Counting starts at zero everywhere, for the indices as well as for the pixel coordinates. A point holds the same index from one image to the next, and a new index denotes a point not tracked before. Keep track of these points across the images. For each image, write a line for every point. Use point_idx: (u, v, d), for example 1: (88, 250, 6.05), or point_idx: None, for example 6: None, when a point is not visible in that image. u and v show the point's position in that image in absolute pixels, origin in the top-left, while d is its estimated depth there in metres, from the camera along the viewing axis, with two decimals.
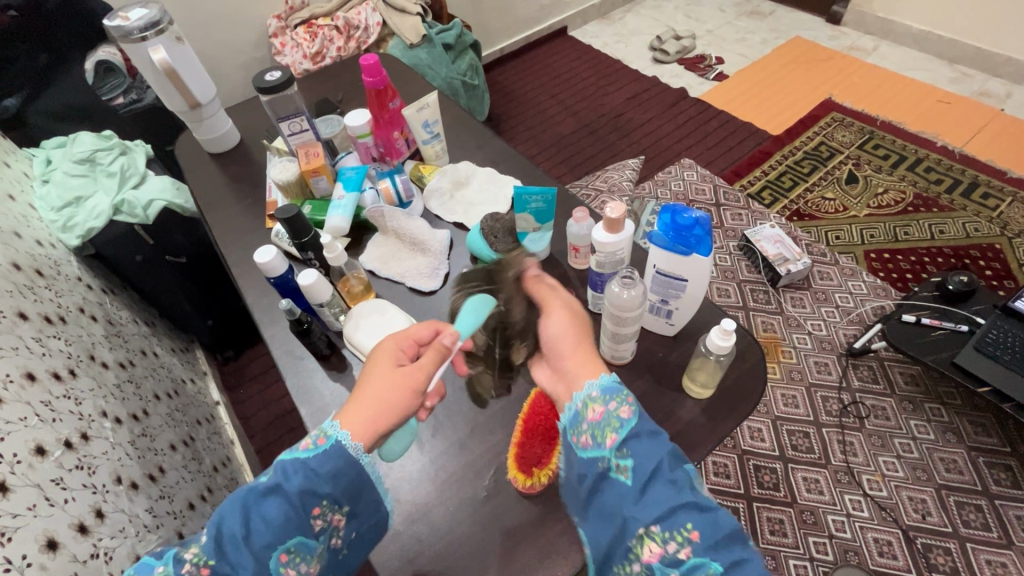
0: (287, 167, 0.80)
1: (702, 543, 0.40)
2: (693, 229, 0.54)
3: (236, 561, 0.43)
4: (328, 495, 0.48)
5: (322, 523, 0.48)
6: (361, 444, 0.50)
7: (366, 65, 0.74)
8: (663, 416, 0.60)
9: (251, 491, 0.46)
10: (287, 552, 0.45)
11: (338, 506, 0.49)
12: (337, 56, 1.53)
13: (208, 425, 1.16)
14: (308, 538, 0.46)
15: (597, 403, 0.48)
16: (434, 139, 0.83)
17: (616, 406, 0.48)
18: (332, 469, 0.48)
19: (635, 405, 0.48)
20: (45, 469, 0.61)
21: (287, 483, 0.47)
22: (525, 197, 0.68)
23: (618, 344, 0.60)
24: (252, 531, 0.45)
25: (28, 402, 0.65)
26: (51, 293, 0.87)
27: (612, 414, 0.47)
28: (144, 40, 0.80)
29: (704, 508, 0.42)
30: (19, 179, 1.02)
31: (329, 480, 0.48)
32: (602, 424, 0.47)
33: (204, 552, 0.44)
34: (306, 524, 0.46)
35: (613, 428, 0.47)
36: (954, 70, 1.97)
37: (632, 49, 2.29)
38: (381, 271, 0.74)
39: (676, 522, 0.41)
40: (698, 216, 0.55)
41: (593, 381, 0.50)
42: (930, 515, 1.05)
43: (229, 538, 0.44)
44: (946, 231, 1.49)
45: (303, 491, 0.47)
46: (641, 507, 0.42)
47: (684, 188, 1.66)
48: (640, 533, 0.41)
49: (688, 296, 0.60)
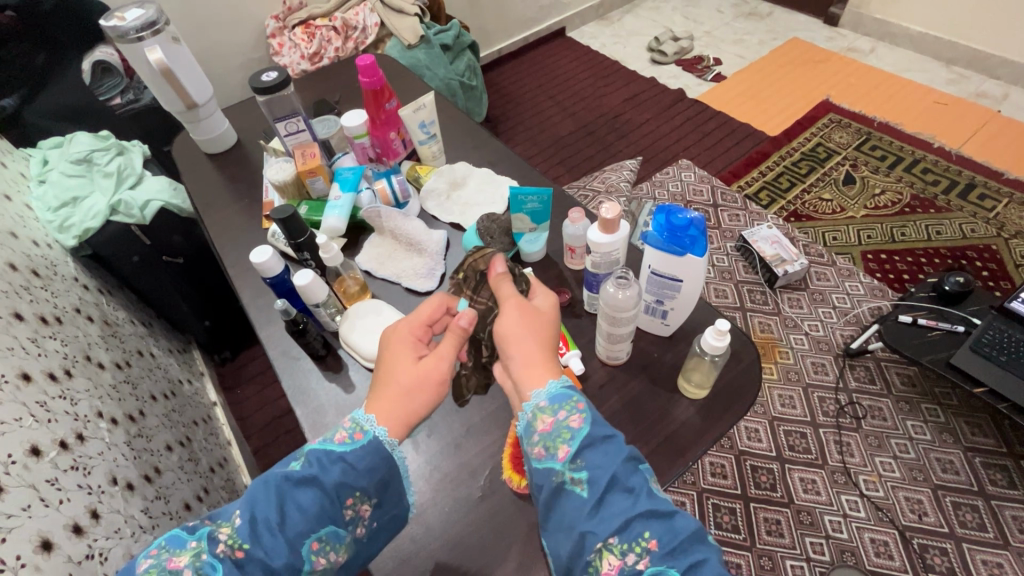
0: (282, 167, 0.80)
1: (660, 551, 0.40)
2: (688, 230, 0.54)
3: (270, 547, 0.43)
4: (362, 488, 0.48)
5: (351, 514, 0.48)
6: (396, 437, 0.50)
7: (363, 65, 0.74)
8: (659, 416, 0.60)
9: (287, 478, 0.46)
10: (318, 541, 0.45)
11: (369, 498, 0.49)
12: (335, 57, 1.53)
13: (205, 426, 1.16)
14: (339, 529, 0.47)
15: (546, 413, 0.47)
16: (431, 140, 0.83)
17: (565, 416, 0.47)
18: (369, 464, 0.49)
19: (585, 413, 0.47)
20: (40, 470, 0.61)
21: (323, 473, 0.47)
22: (520, 198, 0.68)
23: (613, 344, 0.60)
24: (287, 517, 0.44)
25: (23, 402, 0.65)
26: (48, 294, 0.87)
27: (563, 425, 0.46)
28: (140, 40, 0.79)
29: (661, 514, 0.42)
30: (15, 180, 1.02)
31: (364, 474, 0.48)
32: (552, 436, 0.46)
33: (239, 535, 0.43)
34: (338, 514, 0.47)
35: (564, 440, 0.45)
36: (950, 72, 1.98)
37: (630, 50, 2.29)
38: (376, 271, 0.74)
39: (633, 533, 0.41)
40: (693, 216, 0.54)
41: (540, 390, 0.48)
42: (926, 515, 1.05)
43: (264, 523, 0.44)
44: (943, 232, 1.49)
45: (339, 483, 0.47)
46: (599, 521, 0.42)
47: (681, 189, 1.67)
48: (598, 547, 0.41)
49: (684, 297, 0.60)
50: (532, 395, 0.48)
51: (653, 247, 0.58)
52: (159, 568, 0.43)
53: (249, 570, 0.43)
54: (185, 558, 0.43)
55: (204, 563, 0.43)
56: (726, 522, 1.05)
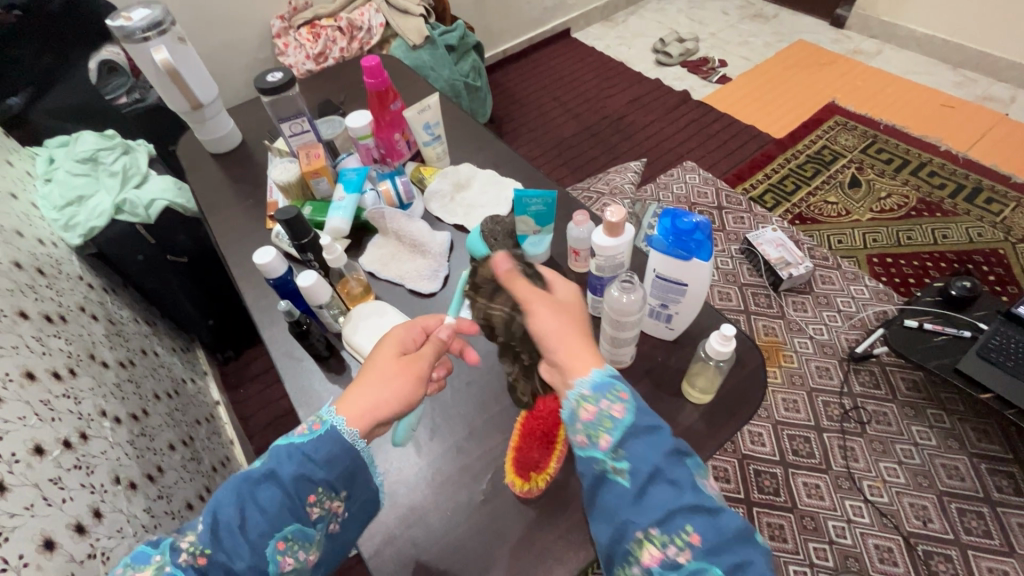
0: (287, 168, 0.79)
1: (702, 547, 0.41)
2: (694, 235, 0.53)
3: (232, 549, 0.43)
4: (325, 482, 0.48)
5: (318, 510, 0.48)
6: (360, 431, 0.50)
7: (368, 66, 0.73)
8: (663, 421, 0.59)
9: (247, 478, 0.46)
10: (284, 540, 0.45)
11: (335, 493, 0.49)
12: (340, 57, 1.53)
13: (208, 425, 1.16)
14: (306, 526, 0.47)
15: (589, 403, 0.47)
16: (435, 142, 0.83)
17: (608, 404, 0.47)
18: (328, 455, 0.48)
19: (629, 402, 0.47)
20: (43, 468, 0.61)
21: (280, 469, 0.47)
22: (524, 200, 0.67)
23: (617, 348, 0.59)
24: (247, 519, 0.45)
25: (27, 401, 0.65)
26: (53, 292, 0.88)
27: (605, 414, 0.47)
28: (146, 40, 0.79)
29: (705, 509, 0.42)
30: (21, 179, 1.03)
31: (324, 466, 0.48)
32: (595, 425, 0.47)
33: (199, 542, 0.43)
34: (301, 511, 0.46)
35: (606, 428, 0.46)
36: (958, 74, 1.96)
37: (635, 51, 2.29)
38: (380, 273, 0.74)
39: (676, 527, 0.42)
40: (700, 220, 0.53)
41: (583, 377, 0.48)
42: (932, 521, 1.04)
43: (225, 526, 0.44)
44: (949, 236, 1.48)
45: (298, 477, 0.47)
46: (641, 511, 0.43)
47: (686, 191, 1.66)
48: (640, 537, 0.43)
49: (688, 302, 0.59)
50: (576, 382, 0.49)
51: (659, 251, 0.57)
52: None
53: None
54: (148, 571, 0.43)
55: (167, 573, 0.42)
56: None
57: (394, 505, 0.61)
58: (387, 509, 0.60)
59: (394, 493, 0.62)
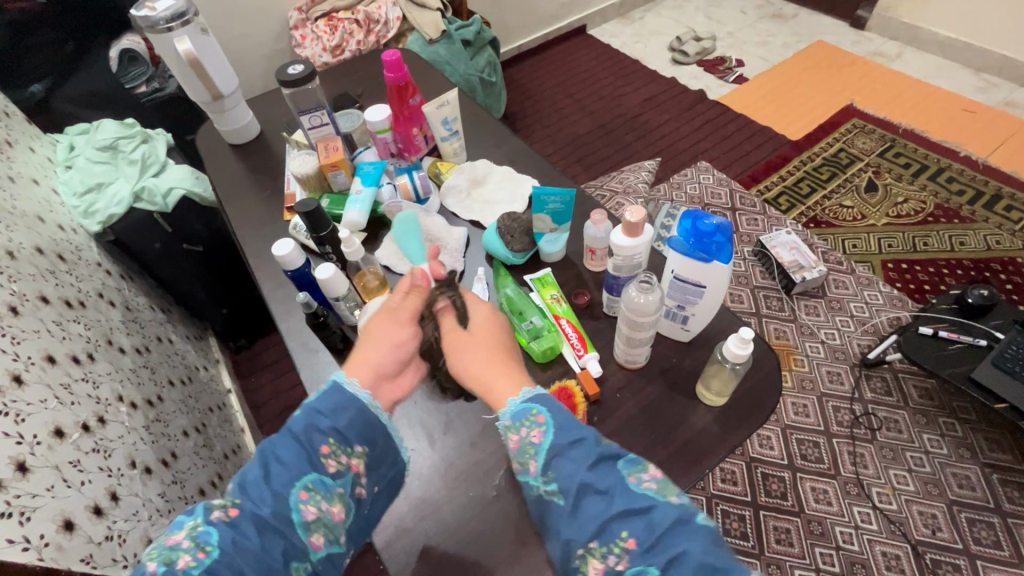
0: (305, 159, 0.77)
1: (639, 549, 0.40)
2: (715, 237, 0.47)
3: (257, 497, 0.46)
4: (335, 433, 0.50)
5: (335, 463, 0.49)
6: (360, 384, 0.53)
7: (388, 59, 0.71)
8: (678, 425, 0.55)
9: (266, 441, 0.50)
10: (306, 490, 0.47)
11: (350, 447, 0.51)
12: (356, 50, 1.54)
13: (220, 413, 1.17)
14: (324, 476, 0.48)
15: (511, 432, 0.49)
16: (453, 137, 0.79)
17: (527, 432, 0.48)
18: (333, 405, 0.51)
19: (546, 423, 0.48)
20: (63, 451, 0.62)
21: (293, 422, 0.50)
22: (543, 198, 0.63)
23: (632, 349, 0.54)
24: (271, 472, 0.47)
25: (48, 384, 0.66)
26: (72, 278, 0.89)
27: (526, 441, 0.48)
28: (170, 31, 0.78)
29: (637, 509, 0.42)
30: (43, 165, 1.04)
31: (330, 415, 0.51)
32: (520, 454, 0.48)
33: (229, 498, 0.46)
34: (318, 462, 0.48)
35: (531, 454, 0.47)
36: (980, 79, 1.94)
37: (651, 50, 2.27)
38: (397, 267, 0.72)
39: (611, 535, 0.41)
40: (724, 221, 0.47)
41: (504, 409, 0.50)
42: (940, 530, 1.03)
43: (250, 480, 0.47)
44: (967, 243, 1.46)
45: (308, 428, 0.50)
46: (577, 527, 0.43)
47: (699, 192, 1.65)
48: (582, 553, 0.42)
49: (708, 304, 0.53)
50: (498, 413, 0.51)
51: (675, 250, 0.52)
52: (160, 548, 0.43)
53: (243, 526, 0.44)
54: (182, 532, 0.43)
55: (201, 531, 0.43)
56: (734, 529, 1.05)
57: (408, 498, 0.61)
58: (401, 502, 0.61)
59: (408, 486, 0.62)
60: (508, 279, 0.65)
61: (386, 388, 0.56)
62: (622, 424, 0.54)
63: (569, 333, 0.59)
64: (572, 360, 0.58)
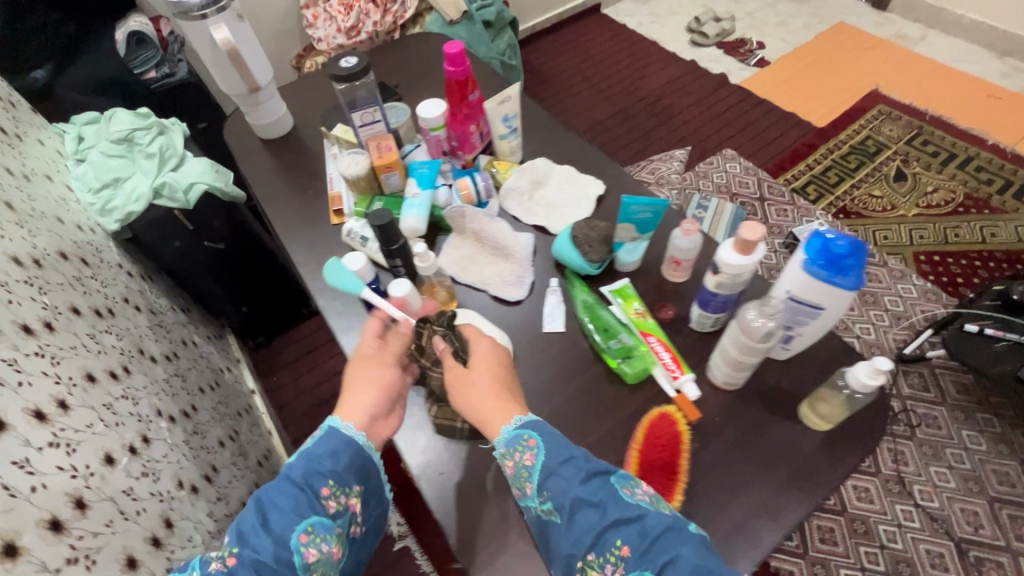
0: (355, 159, 0.71)
1: (633, 557, 0.40)
2: (848, 258, 0.44)
3: (257, 545, 0.45)
4: (335, 475, 0.50)
5: (335, 504, 0.49)
6: (357, 424, 0.53)
7: (451, 52, 0.66)
8: (786, 449, 0.51)
9: (263, 491, 0.49)
10: (307, 533, 0.47)
11: (349, 486, 0.51)
12: (374, 32, 1.46)
13: (248, 417, 1.13)
14: (324, 518, 0.48)
15: (504, 458, 0.49)
16: (512, 134, 0.74)
17: (520, 456, 0.48)
18: (331, 448, 0.51)
19: (538, 445, 0.48)
20: (116, 479, 0.58)
21: (290, 469, 0.50)
22: (631, 208, 0.58)
23: (735, 372, 0.52)
24: (269, 519, 0.47)
25: (92, 407, 0.62)
26: (98, 284, 0.83)
27: (520, 465, 0.48)
28: (204, 19, 0.72)
29: (630, 519, 0.42)
30: (53, 159, 0.98)
31: (329, 458, 0.50)
32: (516, 477, 0.48)
33: (227, 547, 0.46)
34: (318, 504, 0.48)
35: (526, 477, 0.48)
36: (1004, 64, 1.90)
37: (669, 30, 2.20)
38: (460, 276, 0.66)
39: (607, 545, 0.42)
40: (857, 241, 0.44)
41: (497, 435, 0.50)
42: (982, 527, 1.03)
43: (249, 529, 0.46)
44: (998, 234, 1.45)
45: (307, 473, 0.49)
46: (575, 541, 0.43)
47: (726, 181, 1.62)
48: (581, 566, 0.43)
49: (818, 326, 0.50)
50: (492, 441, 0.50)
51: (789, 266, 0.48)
52: None
53: None
54: None
55: None
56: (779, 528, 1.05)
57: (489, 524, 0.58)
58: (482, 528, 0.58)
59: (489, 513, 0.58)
60: (585, 288, 0.63)
61: (379, 425, 0.55)
62: (726, 450, 0.51)
63: (660, 352, 0.56)
64: (666, 382, 0.55)
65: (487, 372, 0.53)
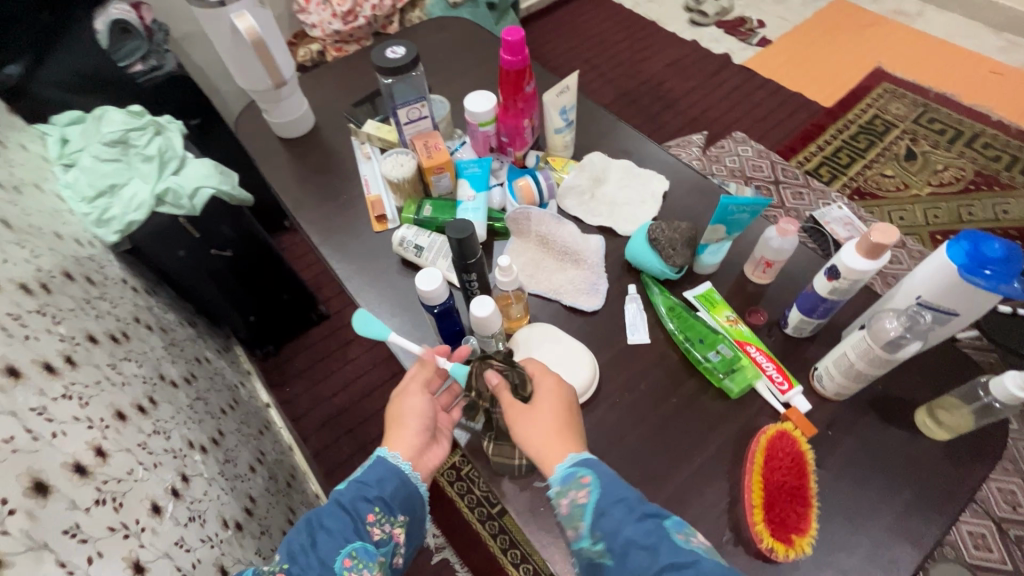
0: (399, 160, 0.65)
1: None
2: (997, 261, 0.47)
3: (304, 567, 0.43)
4: (381, 501, 0.48)
5: (380, 531, 0.47)
6: (404, 454, 0.50)
7: (510, 40, 0.60)
8: (910, 464, 0.51)
9: (313, 512, 0.48)
10: (351, 557, 0.44)
11: (394, 515, 0.48)
12: (372, 16, 1.37)
13: (269, 434, 1.07)
14: (367, 544, 0.46)
15: (558, 497, 0.45)
16: (567, 128, 0.69)
17: (574, 495, 0.45)
18: (379, 475, 0.49)
19: (593, 483, 0.45)
20: (166, 531, 0.52)
21: (339, 492, 0.48)
22: (730, 209, 0.54)
23: (851, 380, 0.51)
24: (317, 540, 0.45)
25: (129, 449, 0.55)
26: (107, 304, 0.76)
27: (574, 505, 0.45)
28: (223, 6, 0.65)
29: (682, 564, 0.39)
30: (39, 166, 0.88)
31: (376, 484, 0.48)
32: (569, 518, 0.45)
33: (277, 562, 0.44)
34: (363, 530, 0.46)
35: (580, 517, 0.44)
36: (1002, 39, 1.90)
37: (666, 9, 2.14)
38: (530, 285, 0.62)
39: None
40: (1009, 247, 0.47)
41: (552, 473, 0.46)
42: (1020, 506, 1.04)
43: (298, 549, 0.45)
44: (1010, 211, 1.45)
45: (355, 497, 0.47)
46: None
47: (739, 164, 1.58)
48: None
49: (948, 328, 0.54)
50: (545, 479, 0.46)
51: (926, 272, 0.52)
52: None
53: None
54: None
55: None
56: None
57: None
58: None
59: None
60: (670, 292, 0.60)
61: (429, 455, 0.53)
62: (849, 469, 0.51)
63: (763, 363, 0.55)
64: (774, 397, 0.54)
65: (551, 417, 0.48)
